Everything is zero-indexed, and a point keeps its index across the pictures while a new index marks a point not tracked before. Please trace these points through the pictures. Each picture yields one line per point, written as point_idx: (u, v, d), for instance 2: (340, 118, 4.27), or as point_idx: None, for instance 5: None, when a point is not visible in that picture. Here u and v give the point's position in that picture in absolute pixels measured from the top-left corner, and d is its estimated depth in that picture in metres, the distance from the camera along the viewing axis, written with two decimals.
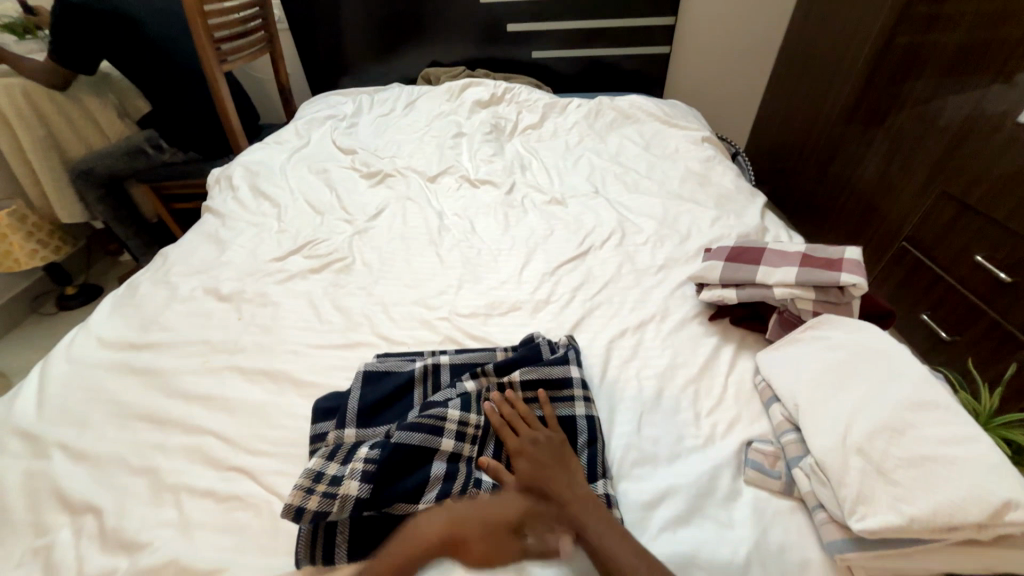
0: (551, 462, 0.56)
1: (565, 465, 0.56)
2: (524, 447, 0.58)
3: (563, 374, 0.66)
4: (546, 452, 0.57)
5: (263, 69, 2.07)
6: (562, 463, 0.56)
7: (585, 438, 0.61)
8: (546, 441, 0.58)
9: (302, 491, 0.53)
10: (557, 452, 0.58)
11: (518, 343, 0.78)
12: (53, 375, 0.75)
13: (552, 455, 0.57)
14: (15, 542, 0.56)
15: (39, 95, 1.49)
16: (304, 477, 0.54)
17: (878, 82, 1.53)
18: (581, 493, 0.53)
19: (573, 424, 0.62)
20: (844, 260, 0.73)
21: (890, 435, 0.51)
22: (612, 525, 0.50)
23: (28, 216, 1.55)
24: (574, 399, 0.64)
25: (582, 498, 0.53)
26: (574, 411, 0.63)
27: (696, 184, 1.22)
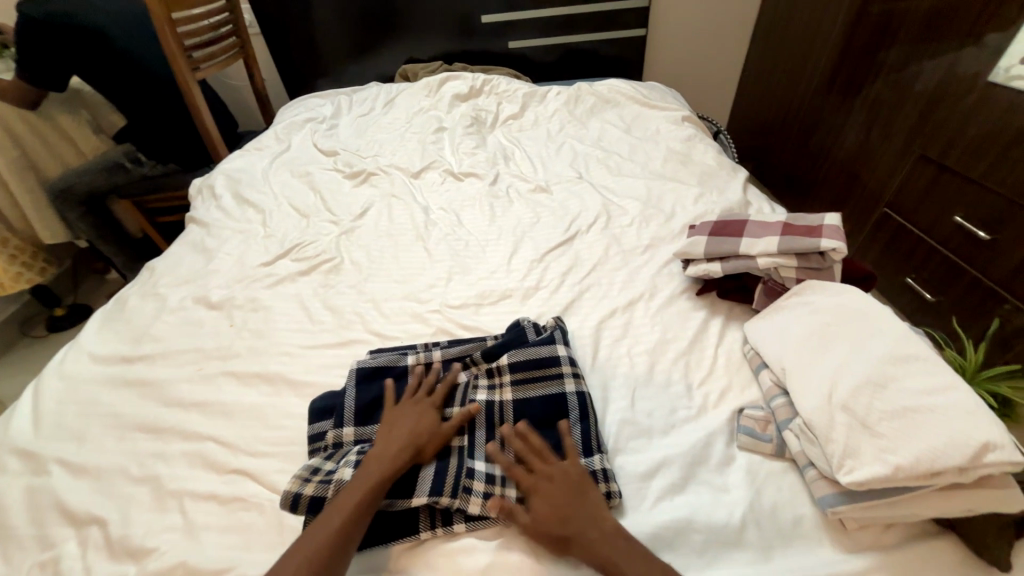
0: (569, 498, 0.52)
1: (584, 497, 0.52)
2: (538, 485, 0.54)
3: (550, 353, 0.66)
4: (562, 485, 0.53)
5: (238, 75, 2.05)
6: (582, 497, 0.52)
7: (577, 413, 0.62)
8: (563, 476, 0.54)
9: (300, 479, 0.58)
10: (574, 485, 0.53)
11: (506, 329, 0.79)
12: (47, 393, 0.75)
13: (571, 489, 0.53)
14: (22, 556, 0.57)
15: (10, 116, 1.47)
16: (303, 469, 0.59)
17: (852, 52, 1.54)
18: (607, 529, 0.50)
19: (564, 401, 0.63)
20: (824, 226, 0.74)
21: (873, 389, 0.53)
22: (644, 559, 0.47)
23: (9, 240, 1.58)
24: (563, 376, 0.64)
25: (608, 537, 0.49)
26: (563, 387, 0.64)
27: (678, 163, 1.23)
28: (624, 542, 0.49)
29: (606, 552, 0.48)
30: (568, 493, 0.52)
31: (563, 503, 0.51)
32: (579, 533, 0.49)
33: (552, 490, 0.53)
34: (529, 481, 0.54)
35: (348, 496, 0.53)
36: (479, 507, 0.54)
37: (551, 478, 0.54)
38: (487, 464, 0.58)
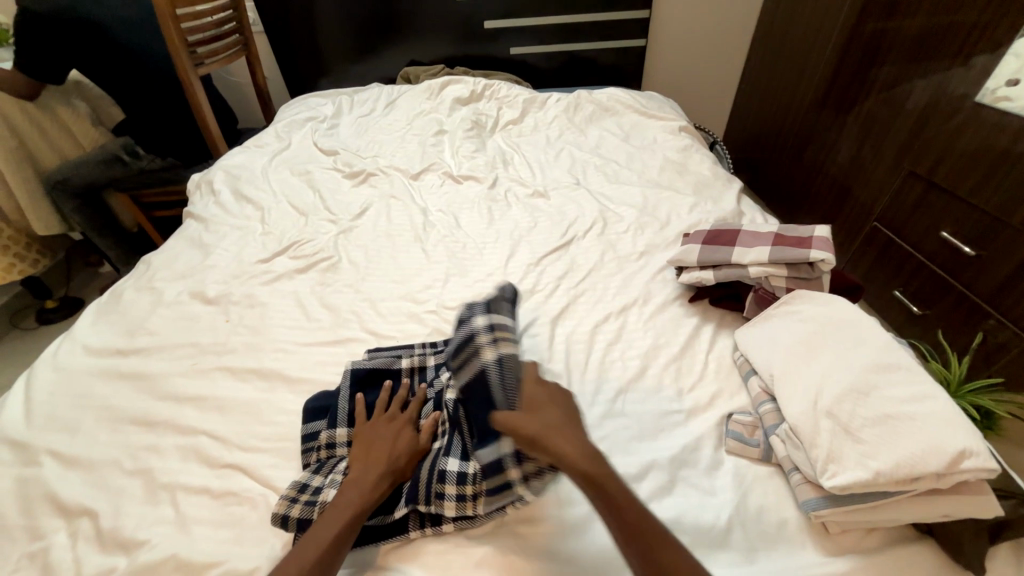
0: (559, 411, 0.52)
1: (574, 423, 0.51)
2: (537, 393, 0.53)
3: (469, 330, 0.61)
4: (557, 405, 0.52)
5: (240, 72, 2.05)
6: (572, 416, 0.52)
7: (496, 383, 0.55)
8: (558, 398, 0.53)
9: (286, 501, 0.56)
10: (567, 407, 0.53)
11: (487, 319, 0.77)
12: (39, 384, 0.75)
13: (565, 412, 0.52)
14: (10, 547, 0.56)
15: (9, 105, 1.46)
16: (289, 488, 0.57)
17: (846, 69, 1.57)
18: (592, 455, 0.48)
19: (484, 375, 0.56)
20: (814, 237, 0.76)
21: (857, 396, 0.54)
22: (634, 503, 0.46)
23: (4, 229, 1.57)
24: (480, 347, 0.58)
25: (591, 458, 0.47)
26: (483, 360, 0.57)
27: (674, 172, 1.25)
28: (608, 469, 0.48)
29: (591, 466, 0.47)
30: (560, 406, 0.52)
31: (560, 413, 0.51)
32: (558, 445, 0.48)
33: (547, 397, 0.53)
34: (527, 385, 0.54)
35: (329, 524, 0.51)
36: (454, 510, 0.53)
37: (548, 394, 0.54)
38: (460, 462, 0.56)
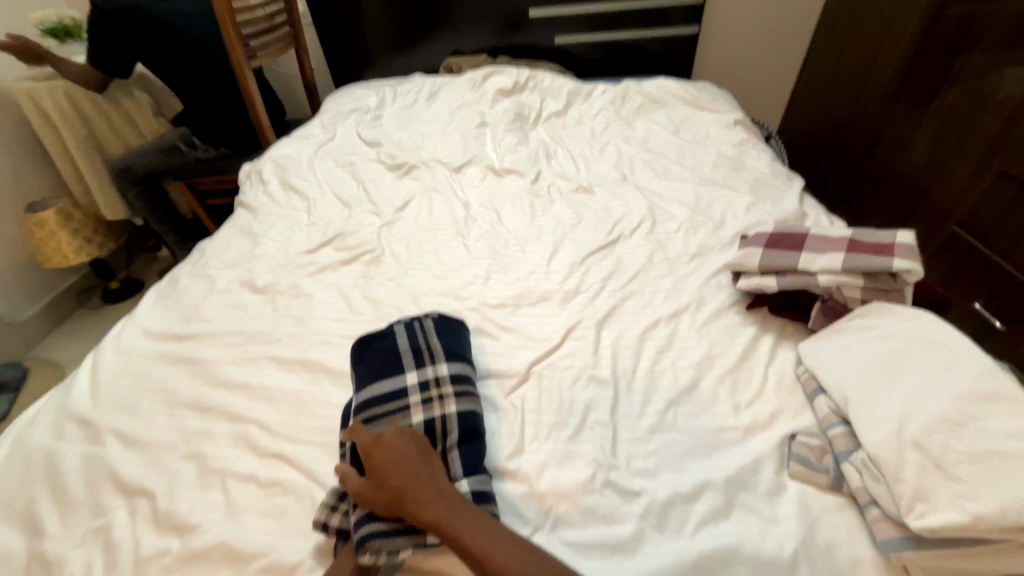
0: (407, 458, 0.54)
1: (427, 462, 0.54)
2: (378, 446, 0.55)
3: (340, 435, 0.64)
4: (402, 451, 0.55)
5: (288, 64, 2.10)
6: (423, 459, 0.55)
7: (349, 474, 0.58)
8: (404, 441, 0.56)
9: (326, 507, 0.55)
10: (411, 449, 0.55)
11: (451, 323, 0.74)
12: (104, 365, 0.79)
13: (416, 452, 0.55)
14: (78, 520, 0.60)
15: (81, 97, 1.55)
16: (330, 495, 0.57)
17: (927, 55, 1.43)
18: (441, 493, 0.52)
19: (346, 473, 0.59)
20: (896, 244, 0.69)
21: (950, 428, 0.49)
22: (494, 529, 0.49)
23: (72, 215, 1.64)
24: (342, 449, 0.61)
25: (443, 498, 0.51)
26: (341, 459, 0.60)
27: (729, 168, 1.18)
28: (457, 507, 0.51)
29: (439, 512, 0.50)
30: (404, 454, 0.54)
31: (403, 463, 0.54)
32: (413, 496, 0.51)
33: (391, 448, 0.55)
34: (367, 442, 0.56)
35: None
36: None
37: (391, 442, 0.55)
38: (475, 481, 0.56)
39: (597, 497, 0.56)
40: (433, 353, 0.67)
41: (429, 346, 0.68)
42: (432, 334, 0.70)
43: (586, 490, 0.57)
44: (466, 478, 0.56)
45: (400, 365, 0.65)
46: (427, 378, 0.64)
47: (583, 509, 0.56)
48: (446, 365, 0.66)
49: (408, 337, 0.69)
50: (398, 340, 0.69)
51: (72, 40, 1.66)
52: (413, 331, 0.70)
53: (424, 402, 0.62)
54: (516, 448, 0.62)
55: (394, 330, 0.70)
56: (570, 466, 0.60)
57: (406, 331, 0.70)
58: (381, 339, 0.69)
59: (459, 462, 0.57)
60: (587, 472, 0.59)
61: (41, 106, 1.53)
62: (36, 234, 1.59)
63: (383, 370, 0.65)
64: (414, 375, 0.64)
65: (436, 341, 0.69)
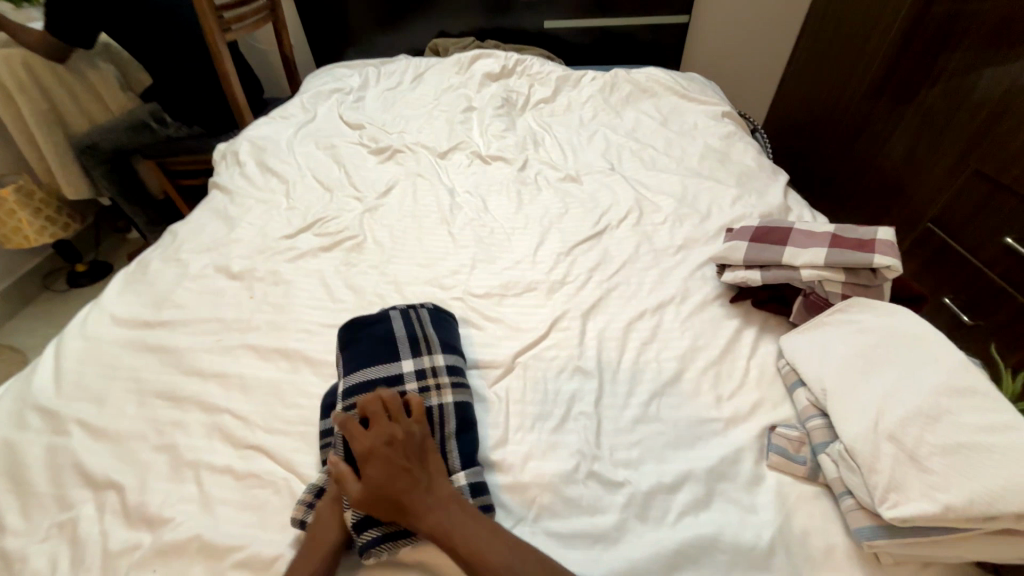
0: (406, 462, 0.52)
1: (424, 465, 0.53)
2: (375, 449, 0.52)
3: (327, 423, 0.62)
4: (401, 454, 0.52)
5: (266, 39, 2.01)
6: (421, 462, 0.53)
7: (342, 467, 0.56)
8: (403, 442, 0.53)
9: (304, 505, 0.54)
10: (411, 451, 0.53)
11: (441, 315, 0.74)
12: (69, 352, 0.75)
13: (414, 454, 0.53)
14: (41, 514, 0.57)
15: (39, 66, 1.45)
16: (308, 492, 0.55)
17: (911, 53, 1.44)
18: (441, 498, 0.51)
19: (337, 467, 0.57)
20: (876, 240, 0.70)
21: (924, 421, 0.50)
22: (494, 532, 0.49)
23: (35, 191, 1.55)
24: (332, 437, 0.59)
25: (442, 504, 0.50)
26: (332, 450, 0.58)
27: (716, 161, 1.18)
28: (456, 513, 0.50)
29: (442, 519, 0.49)
30: (403, 457, 0.52)
31: (400, 470, 0.51)
32: (413, 503, 0.50)
33: (390, 454, 0.52)
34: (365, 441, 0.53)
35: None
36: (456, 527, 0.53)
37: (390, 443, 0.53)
38: (469, 474, 0.55)
39: (581, 488, 0.57)
40: (430, 344, 0.66)
41: (426, 335, 0.67)
42: (428, 323, 0.69)
43: (570, 481, 0.57)
44: (464, 470, 0.56)
45: (396, 351, 0.64)
46: (424, 367, 0.63)
47: (566, 500, 0.56)
48: (442, 355, 0.66)
49: (405, 324, 0.68)
50: (394, 325, 0.67)
51: (30, 5, 1.55)
52: (410, 319, 0.69)
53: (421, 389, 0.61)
54: (500, 439, 0.62)
55: (389, 317, 0.68)
56: (554, 456, 0.60)
57: (402, 317, 0.68)
58: (376, 324, 0.67)
59: (458, 453, 0.57)
60: (570, 464, 0.59)
61: None
62: None
63: (377, 355, 0.64)
64: (410, 363, 0.63)
65: (432, 331, 0.68)
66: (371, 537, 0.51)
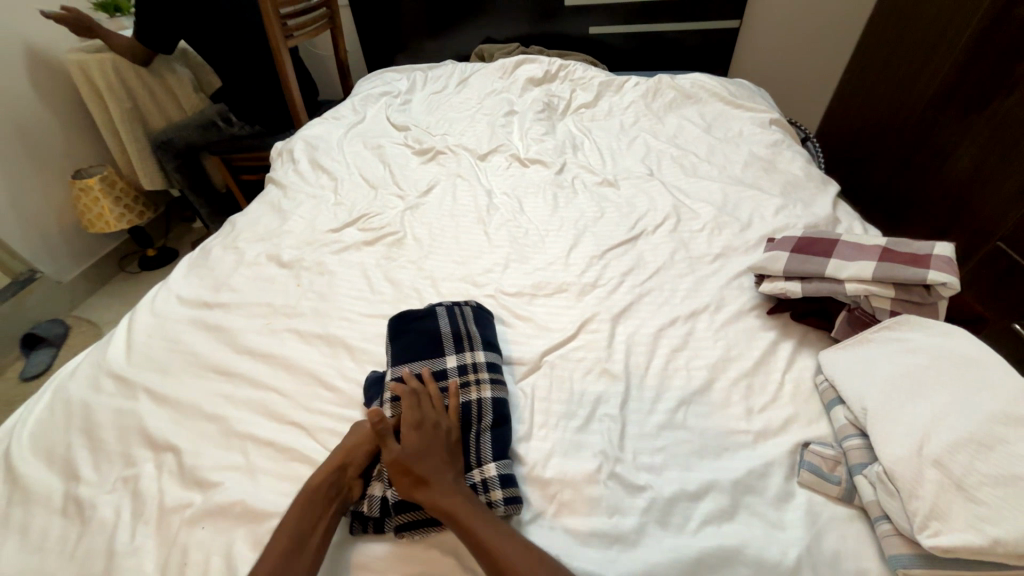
0: (439, 450, 0.56)
1: (452, 459, 0.57)
2: (421, 425, 0.58)
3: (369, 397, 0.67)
4: (439, 440, 0.57)
5: (323, 45, 2.13)
6: (451, 456, 0.57)
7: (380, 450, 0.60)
8: (444, 432, 0.58)
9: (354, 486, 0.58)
10: (447, 443, 0.58)
11: (479, 312, 0.76)
12: (140, 326, 0.83)
13: (446, 446, 0.57)
14: (109, 468, 0.64)
15: (127, 69, 1.61)
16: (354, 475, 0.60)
17: (985, 59, 1.34)
18: (459, 490, 0.53)
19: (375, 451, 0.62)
20: (932, 256, 0.66)
21: (976, 449, 0.47)
22: (503, 531, 0.50)
23: (117, 181, 1.72)
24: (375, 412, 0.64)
25: (460, 495, 0.53)
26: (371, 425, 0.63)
27: (761, 169, 1.14)
28: (472, 506, 0.52)
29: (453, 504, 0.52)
30: (439, 444, 0.57)
31: (435, 453, 0.56)
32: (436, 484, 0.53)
33: (429, 436, 0.57)
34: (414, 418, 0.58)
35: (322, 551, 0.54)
36: None
37: (434, 427, 0.58)
38: (501, 467, 0.57)
39: (602, 488, 0.57)
40: (472, 341, 0.70)
41: (468, 333, 0.71)
42: (471, 321, 0.73)
43: (592, 481, 0.57)
44: (495, 462, 0.58)
45: (441, 348, 0.68)
46: (466, 363, 0.67)
47: (587, 499, 0.56)
48: (484, 353, 0.69)
49: (450, 321, 0.71)
50: (439, 322, 0.71)
51: (122, 15, 1.71)
52: (455, 316, 0.72)
53: (463, 382, 0.65)
54: (525, 434, 0.63)
55: (435, 313, 0.72)
56: (578, 455, 0.60)
57: (447, 314, 0.72)
58: (422, 319, 0.71)
59: (490, 445, 0.59)
60: (593, 464, 0.59)
61: (89, 75, 1.58)
62: (81, 199, 1.67)
63: (423, 350, 0.68)
64: (453, 359, 0.67)
65: (475, 329, 0.72)
66: (405, 521, 0.53)
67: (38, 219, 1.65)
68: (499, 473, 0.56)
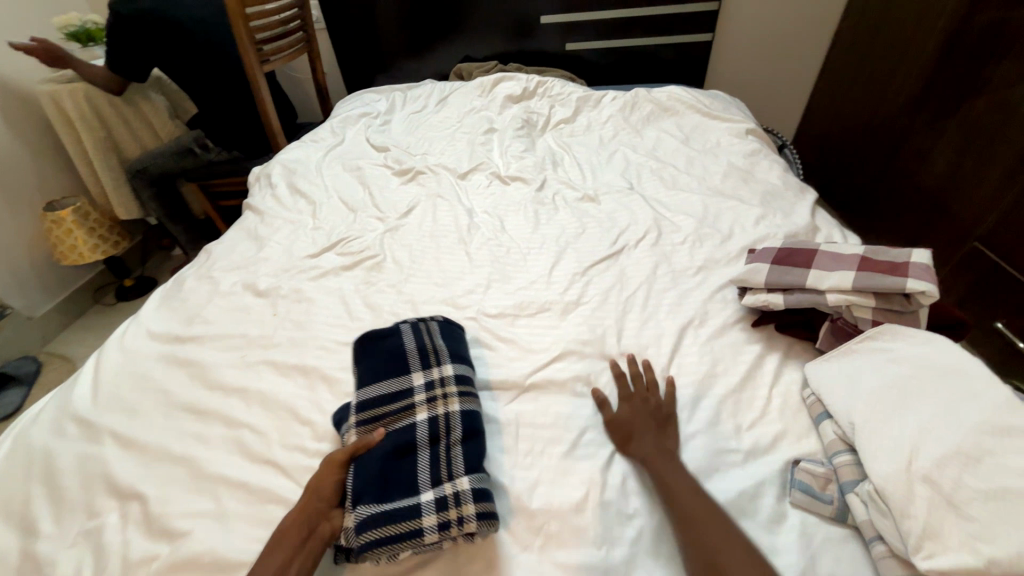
0: (646, 419, 0.63)
1: (662, 426, 0.62)
2: (632, 398, 0.66)
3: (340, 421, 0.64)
4: (648, 411, 0.64)
5: (303, 68, 2.13)
6: (659, 426, 0.62)
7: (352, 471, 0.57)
8: (653, 405, 0.64)
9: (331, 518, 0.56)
10: (660, 415, 0.63)
11: (448, 328, 0.74)
12: (108, 364, 0.80)
13: (655, 416, 0.63)
14: (70, 521, 0.60)
15: (100, 99, 1.59)
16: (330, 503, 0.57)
17: (953, 66, 1.38)
18: (665, 451, 0.59)
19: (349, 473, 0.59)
20: (910, 264, 0.66)
21: (964, 462, 0.46)
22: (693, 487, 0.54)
23: (91, 212, 1.68)
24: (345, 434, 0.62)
25: (665, 453, 0.58)
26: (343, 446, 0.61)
27: (739, 179, 1.15)
28: (677, 463, 0.57)
29: (687, 501, 0.53)
30: (647, 415, 0.63)
31: (647, 420, 0.63)
32: (643, 446, 0.59)
33: (637, 409, 0.64)
34: (627, 398, 0.66)
35: None
36: (442, 537, 0.51)
37: (645, 401, 0.65)
38: (473, 480, 0.55)
39: (590, 517, 0.55)
40: (439, 355, 0.68)
41: (434, 347, 0.69)
42: (437, 335, 0.71)
43: (579, 510, 0.56)
44: (468, 475, 0.55)
45: (406, 365, 0.66)
46: (433, 379, 0.65)
47: (575, 530, 0.54)
48: (451, 366, 0.67)
49: (414, 337, 0.69)
50: (405, 340, 0.69)
51: (95, 45, 1.69)
52: (420, 332, 0.70)
53: (427, 395, 0.63)
54: (509, 464, 0.61)
55: (399, 330, 0.70)
56: (565, 484, 0.59)
57: (412, 330, 0.70)
58: (386, 338, 0.69)
59: (462, 459, 0.57)
60: (580, 492, 0.57)
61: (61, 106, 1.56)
62: (53, 231, 1.63)
63: (389, 370, 0.65)
64: (420, 375, 0.65)
65: (441, 343, 0.70)
66: (372, 544, 0.50)
67: (9, 253, 1.60)
68: (471, 488, 0.54)
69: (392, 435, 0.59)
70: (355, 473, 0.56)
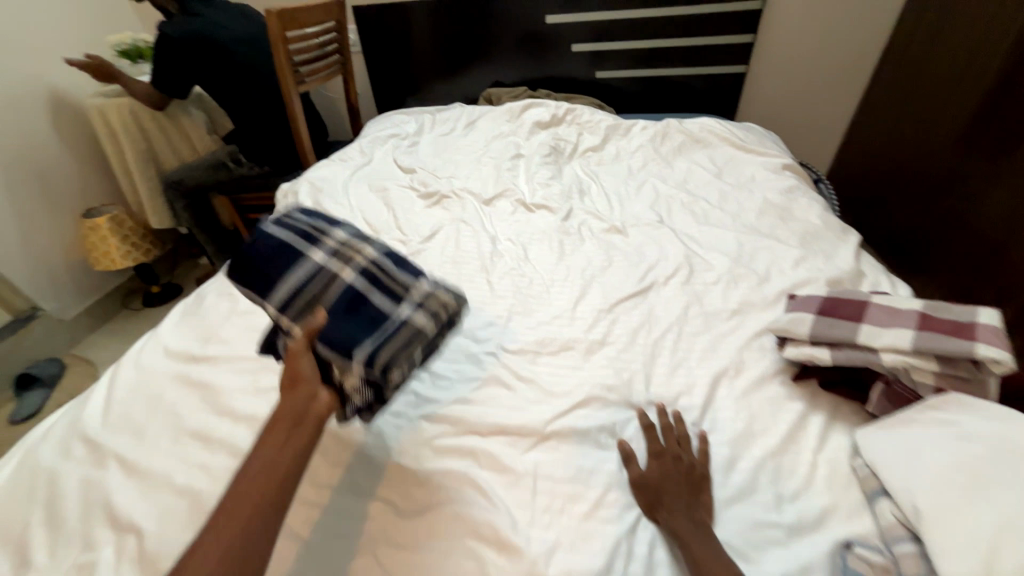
0: (678, 483, 0.57)
1: (695, 493, 0.57)
2: (663, 454, 0.60)
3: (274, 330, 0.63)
4: (680, 473, 0.58)
5: (337, 88, 2.19)
6: (692, 492, 0.57)
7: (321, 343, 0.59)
8: (686, 466, 0.59)
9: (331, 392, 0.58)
10: (693, 479, 0.58)
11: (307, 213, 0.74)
12: (122, 382, 0.79)
13: (687, 480, 0.58)
14: (66, 552, 0.58)
15: (143, 113, 1.67)
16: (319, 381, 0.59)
17: (1009, 103, 1.32)
18: (697, 523, 0.53)
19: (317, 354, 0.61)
20: (978, 326, 0.60)
21: None
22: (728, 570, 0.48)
23: (125, 221, 1.73)
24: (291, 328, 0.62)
25: (697, 527, 0.53)
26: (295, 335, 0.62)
27: (776, 217, 1.10)
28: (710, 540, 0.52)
29: None
30: (678, 477, 0.58)
31: (678, 481, 0.57)
32: (671, 514, 0.54)
33: (667, 470, 0.58)
34: (656, 455, 0.60)
35: None
36: (433, 325, 0.66)
37: (676, 460, 0.60)
38: (428, 284, 0.69)
39: None
40: (319, 227, 0.69)
41: (310, 227, 0.69)
42: (299, 217, 0.71)
43: None
44: (420, 279, 0.69)
45: (296, 248, 0.66)
46: (334, 244, 0.68)
47: None
48: (338, 229, 0.70)
49: (281, 228, 0.68)
50: (275, 234, 0.67)
51: (144, 62, 1.77)
52: (282, 222, 0.69)
53: (337, 258, 0.66)
54: (527, 521, 0.57)
55: (262, 231, 0.67)
56: (586, 551, 0.54)
57: (275, 224, 0.68)
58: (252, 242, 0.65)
59: (404, 273, 0.69)
60: (603, 562, 0.52)
61: (107, 118, 1.63)
62: (89, 237, 1.69)
63: (281, 265, 0.64)
64: (318, 251, 0.66)
65: (311, 220, 0.70)
66: (384, 364, 0.59)
67: (46, 257, 1.66)
68: (429, 286, 0.69)
69: (334, 301, 0.62)
70: (327, 340, 0.58)
